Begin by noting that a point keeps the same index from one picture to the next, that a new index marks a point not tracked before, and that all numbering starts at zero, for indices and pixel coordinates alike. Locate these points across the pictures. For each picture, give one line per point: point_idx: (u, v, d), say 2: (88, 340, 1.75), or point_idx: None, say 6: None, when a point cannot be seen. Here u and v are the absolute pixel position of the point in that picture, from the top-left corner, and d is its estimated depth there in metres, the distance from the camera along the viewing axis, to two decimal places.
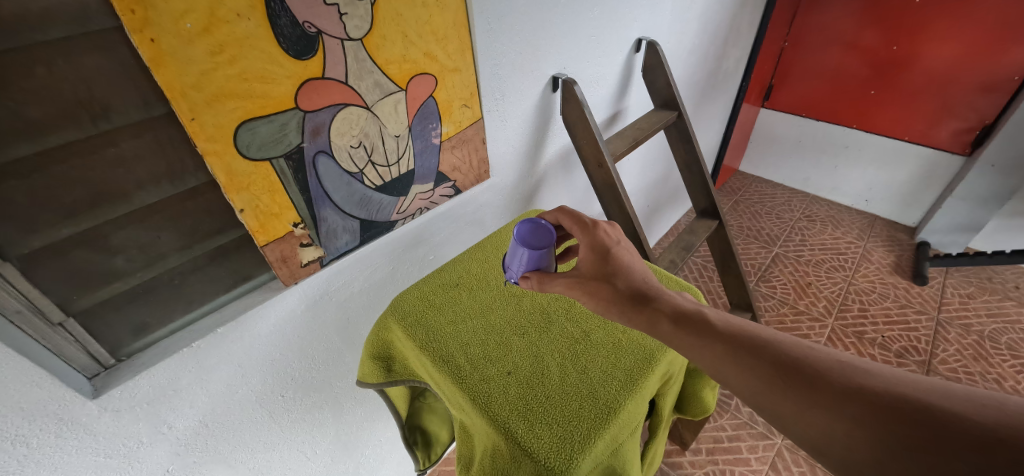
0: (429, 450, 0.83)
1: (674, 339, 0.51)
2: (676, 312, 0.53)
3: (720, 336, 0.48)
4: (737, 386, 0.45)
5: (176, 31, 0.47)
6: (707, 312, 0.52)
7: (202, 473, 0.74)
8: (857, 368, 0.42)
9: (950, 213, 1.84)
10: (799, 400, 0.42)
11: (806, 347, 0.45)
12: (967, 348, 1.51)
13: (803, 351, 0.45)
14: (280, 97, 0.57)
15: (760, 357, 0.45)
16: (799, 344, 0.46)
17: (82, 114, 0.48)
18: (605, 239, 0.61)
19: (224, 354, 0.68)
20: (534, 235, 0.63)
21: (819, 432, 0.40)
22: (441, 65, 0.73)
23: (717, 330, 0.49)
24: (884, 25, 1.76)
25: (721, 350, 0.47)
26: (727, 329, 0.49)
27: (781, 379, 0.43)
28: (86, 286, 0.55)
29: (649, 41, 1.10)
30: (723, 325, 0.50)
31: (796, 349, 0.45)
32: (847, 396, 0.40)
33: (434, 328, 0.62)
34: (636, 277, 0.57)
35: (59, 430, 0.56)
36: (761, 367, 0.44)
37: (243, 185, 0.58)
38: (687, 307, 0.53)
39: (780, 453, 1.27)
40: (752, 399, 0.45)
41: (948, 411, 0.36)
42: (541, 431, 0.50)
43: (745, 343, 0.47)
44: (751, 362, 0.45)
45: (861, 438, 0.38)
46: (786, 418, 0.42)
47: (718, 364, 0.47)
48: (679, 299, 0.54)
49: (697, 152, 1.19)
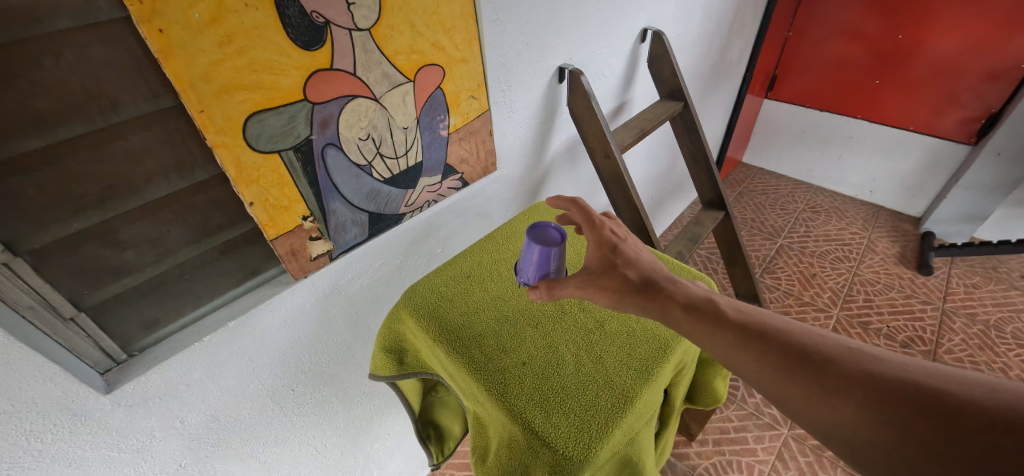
0: (443, 443, 0.82)
1: (686, 327, 0.50)
2: (687, 300, 0.52)
3: (730, 323, 0.48)
4: (747, 373, 0.45)
5: (184, 21, 0.46)
6: (717, 300, 0.51)
7: (216, 466, 0.75)
8: (867, 355, 0.42)
9: (955, 203, 1.83)
10: (808, 386, 0.42)
11: (817, 335, 0.45)
12: (973, 338, 1.52)
13: (814, 338, 0.45)
14: (288, 88, 0.56)
15: (769, 343, 0.45)
16: (811, 333, 0.46)
17: (90, 106, 0.47)
18: (611, 235, 0.59)
19: (235, 348, 0.67)
20: (540, 234, 0.64)
21: (830, 420, 0.40)
22: (449, 55, 0.72)
23: (727, 318, 0.49)
24: (888, 14, 1.75)
25: (732, 338, 0.47)
26: (737, 316, 0.49)
27: (790, 365, 0.43)
28: (97, 281, 0.55)
29: (655, 31, 1.09)
30: (734, 313, 0.49)
31: (807, 337, 0.45)
32: (858, 382, 0.40)
33: (447, 320, 0.62)
34: (646, 270, 0.56)
35: (73, 425, 0.55)
36: (771, 353, 0.44)
37: (252, 178, 0.58)
38: (698, 295, 0.53)
39: (787, 443, 1.28)
40: (761, 385, 0.45)
41: (963, 397, 0.36)
42: (558, 421, 0.50)
43: (756, 330, 0.47)
44: (761, 348, 0.45)
45: (872, 425, 0.38)
46: (795, 405, 0.42)
47: (728, 353, 0.47)
48: (690, 288, 0.54)
49: (703, 143, 1.18)
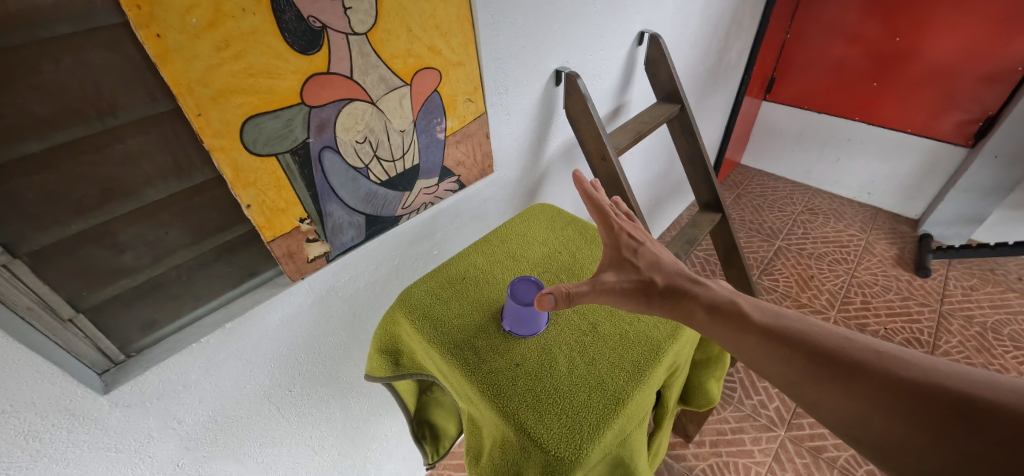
0: (438, 443, 0.83)
1: (713, 331, 0.54)
2: (711, 304, 0.55)
3: (754, 327, 0.51)
4: (775, 376, 0.49)
5: (181, 26, 0.47)
6: (741, 302, 0.54)
7: (212, 466, 0.75)
8: (895, 358, 0.44)
9: (953, 205, 1.84)
10: (832, 389, 0.45)
11: (842, 335, 0.48)
12: (970, 340, 1.52)
13: (839, 340, 0.47)
14: (285, 92, 0.57)
15: (795, 348, 0.48)
16: (837, 334, 0.48)
17: (89, 110, 0.48)
18: (630, 239, 0.61)
19: (232, 349, 0.68)
20: (523, 292, 0.61)
21: (858, 420, 0.43)
22: (445, 59, 0.73)
23: (752, 322, 0.52)
24: (886, 16, 1.75)
25: (756, 340, 0.51)
26: (762, 319, 0.52)
27: (815, 369, 0.46)
28: (95, 282, 0.55)
29: (652, 34, 1.10)
30: (759, 316, 0.52)
31: (833, 339, 0.48)
32: (884, 386, 0.42)
33: (441, 321, 0.63)
34: (668, 270, 0.59)
35: (71, 426, 0.56)
36: (797, 358, 0.48)
37: (249, 181, 0.59)
38: (723, 299, 0.55)
39: (784, 444, 1.28)
40: (788, 387, 0.48)
41: (991, 401, 0.37)
42: (550, 422, 0.50)
43: (780, 334, 0.50)
44: (787, 353, 0.48)
45: (898, 428, 0.41)
46: (822, 406, 0.46)
47: (755, 355, 0.51)
48: (713, 288, 0.56)
49: (700, 145, 1.19)
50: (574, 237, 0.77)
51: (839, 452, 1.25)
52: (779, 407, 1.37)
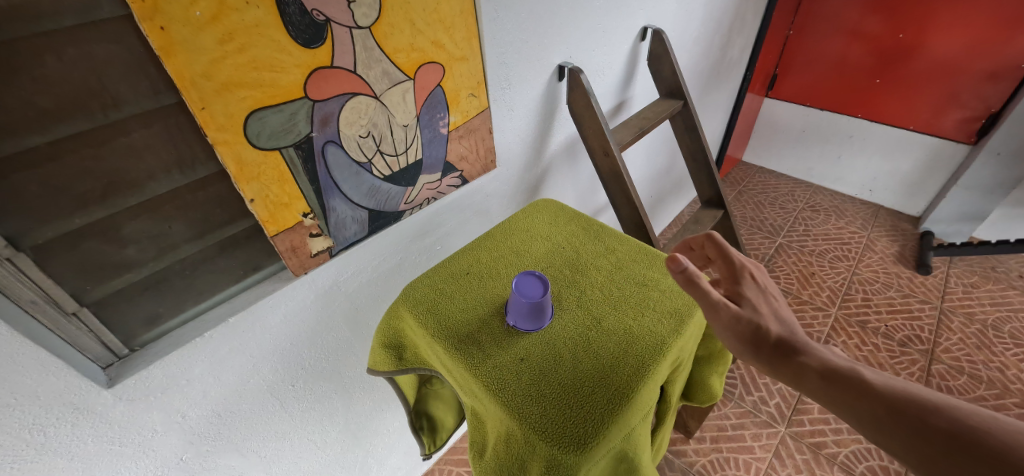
0: (435, 435, 0.83)
1: (821, 396, 0.50)
2: (825, 367, 0.51)
3: (868, 395, 0.47)
4: (895, 453, 0.43)
5: (185, 19, 0.46)
6: (864, 372, 0.49)
7: (216, 460, 0.75)
8: None
9: (955, 203, 1.84)
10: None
11: (993, 420, 0.40)
12: (970, 337, 1.52)
13: (987, 425, 0.40)
14: (289, 86, 0.57)
15: (918, 423, 0.42)
16: (987, 418, 0.40)
17: (92, 103, 0.47)
18: (754, 288, 0.61)
19: (235, 344, 0.68)
20: (527, 286, 0.61)
21: None
22: (449, 53, 0.72)
23: (868, 389, 0.47)
24: (889, 13, 1.74)
25: (870, 411, 0.46)
26: (885, 389, 0.46)
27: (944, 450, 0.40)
28: (98, 277, 0.55)
29: (655, 29, 1.10)
30: (883, 386, 0.47)
31: (979, 423, 0.40)
32: None
33: (446, 316, 0.63)
34: (786, 329, 0.57)
35: (75, 419, 0.56)
36: (922, 433, 0.42)
37: (253, 175, 0.58)
38: (839, 364, 0.51)
39: (784, 440, 1.29)
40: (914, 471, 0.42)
41: None
42: (555, 417, 0.50)
43: (904, 407, 0.44)
44: (908, 428, 0.43)
45: None
46: None
47: (869, 428, 0.45)
48: (830, 355, 0.52)
49: (702, 141, 1.19)
50: (577, 232, 0.77)
51: (839, 449, 1.26)
52: (779, 403, 1.38)
